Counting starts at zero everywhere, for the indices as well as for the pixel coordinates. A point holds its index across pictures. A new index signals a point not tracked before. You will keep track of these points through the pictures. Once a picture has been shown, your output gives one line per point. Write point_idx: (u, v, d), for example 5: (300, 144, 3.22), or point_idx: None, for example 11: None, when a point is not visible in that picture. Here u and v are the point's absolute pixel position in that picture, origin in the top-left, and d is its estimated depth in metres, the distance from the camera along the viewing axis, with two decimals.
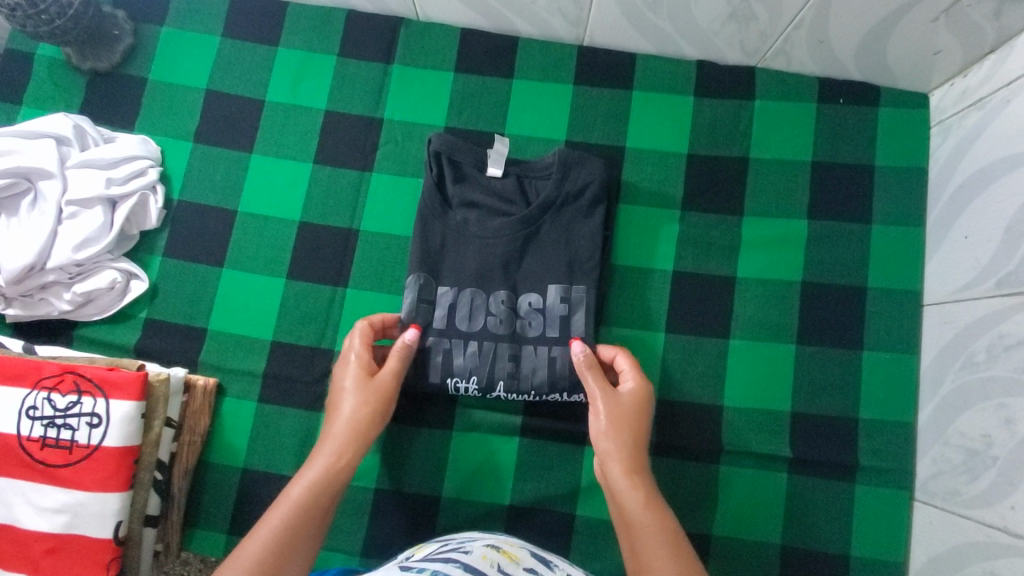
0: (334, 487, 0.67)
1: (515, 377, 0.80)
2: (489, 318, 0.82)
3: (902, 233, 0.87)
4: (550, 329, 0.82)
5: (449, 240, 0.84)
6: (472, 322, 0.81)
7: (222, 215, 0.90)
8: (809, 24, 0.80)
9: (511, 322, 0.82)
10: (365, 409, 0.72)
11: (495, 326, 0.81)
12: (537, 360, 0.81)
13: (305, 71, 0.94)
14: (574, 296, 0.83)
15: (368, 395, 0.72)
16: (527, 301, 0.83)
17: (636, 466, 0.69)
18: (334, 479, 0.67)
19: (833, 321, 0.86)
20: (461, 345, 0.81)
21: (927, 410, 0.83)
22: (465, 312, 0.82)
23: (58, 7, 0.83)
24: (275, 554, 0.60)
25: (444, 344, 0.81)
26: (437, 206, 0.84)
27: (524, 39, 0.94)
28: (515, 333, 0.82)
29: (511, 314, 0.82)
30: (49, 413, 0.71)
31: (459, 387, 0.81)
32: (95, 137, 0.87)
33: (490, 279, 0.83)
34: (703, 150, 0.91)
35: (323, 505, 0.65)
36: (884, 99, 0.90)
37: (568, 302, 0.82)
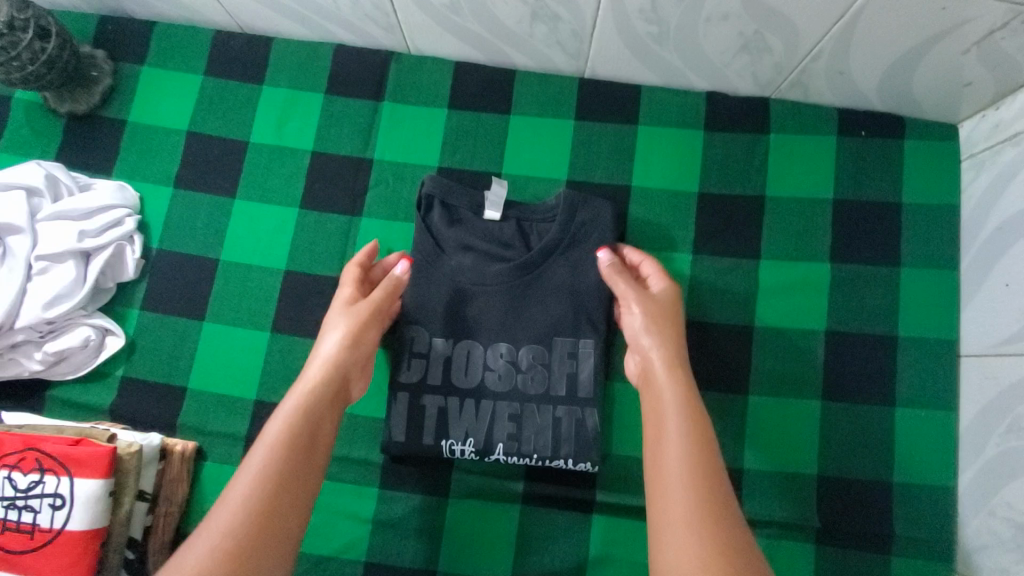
0: (313, 421, 0.62)
1: (515, 440, 0.74)
2: (488, 373, 0.75)
3: (934, 276, 0.81)
4: (553, 387, 0.75)
5: (443, 289, 0.77)
6: (469, 379, 0.75)
7: (204, 265, 0.85)
8: (828, 54, 0.74)
9: (512, 378, 0.75)
10: (359, 329, 0.69)
11: (493, 381, 0.75)
12: (539, 422, 0.74)
13: (291, 110, 0.89)
14: (580, 350, 0.75)
15: (357, 318, 0.69)
16: (528, 355, 0.75)
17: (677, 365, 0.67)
18: (310, 414, 0.62)
19: (860, 374, 0.79)
20: (458, 405, 0.75)
21: (967, 474, 0.75)
22: (461, 366, 0.75)
23: (30, 53, 0.79)
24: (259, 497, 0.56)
25: (441, 402, 0.75)
26: (429, 254, 0.78)
27: (521, 72, 0.88)
28: (516, 391, 0.75)
29: (511, 370, 0.75)
30: (10, 493, 0.66)
31: (455, 451, 0.74)
32: (69, 185, 0.82)
33: (488, 331, 0.76)
34: (714, 188, 0.85)
35: (303, 443, 0.60)
36: (909, 131, 0.84)
37: (574, 357, 0.75)
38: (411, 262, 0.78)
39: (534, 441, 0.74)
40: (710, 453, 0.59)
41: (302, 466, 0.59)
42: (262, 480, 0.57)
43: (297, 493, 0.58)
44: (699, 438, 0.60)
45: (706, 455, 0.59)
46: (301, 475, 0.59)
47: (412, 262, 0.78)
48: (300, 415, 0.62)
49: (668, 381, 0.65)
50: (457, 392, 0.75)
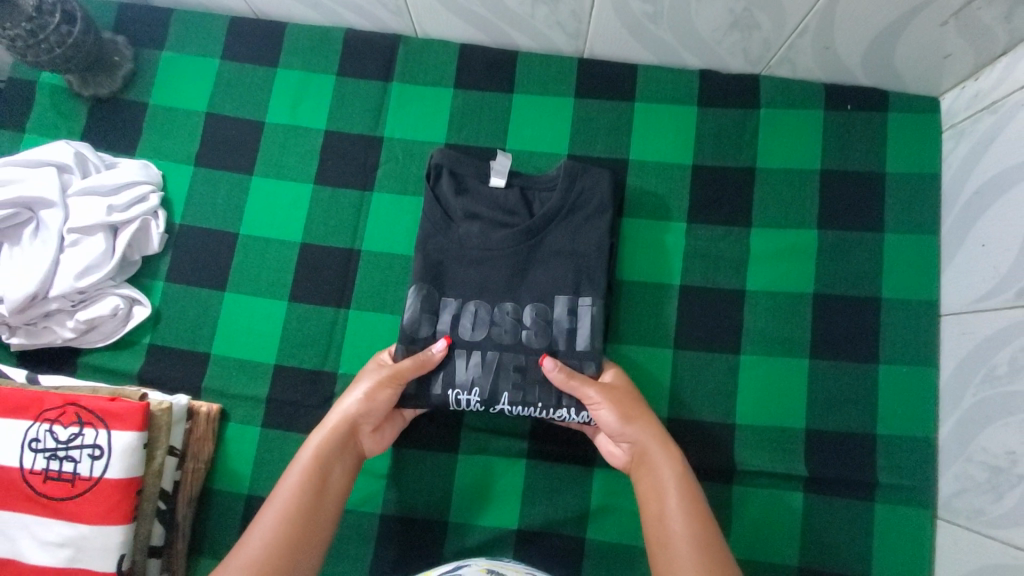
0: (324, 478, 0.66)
1: (519, 390, 0.78)
2: (494, 330, 0.80)
3: (916, 241, 0.85)
4: (555, 342, 0.79)
5: (451, 253, 0.82)
6: (475, 336, 0.79)
7: (224, 239, 0.90)
8: (814, 30, 0.78)
9: (516, 334, 0.80)
10: (375, 394, 0.72)
11: (498, 337, 0.79)
12: (542, 374, 0.78)
13: (305, 91, 0.93)
14: (580, 307, 0.80)
15: (379, 381, 0.73)
16: (532, 313, 0.80)
17: (665, 446, 0.70)
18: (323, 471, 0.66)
19: (846, 334, 0.84)
20: (465, 359, 0.79)
21: (947, 425, 0.80)
22: (468, 323, 0.80)
23: (57, 36, 0.84)
24: (272, 553, 0.59)
25: (448, 357, 0.79)
26: (438, 220, 0.82)
27: (523, 52, 0.93)
28: (520, 346, 0.79)
29: (516, 327, 0.80)
30: (52, 445, 0.71)
31: (461, 400, 0.78)
32: (96, 163, 0.87)
33: (494, 291, 0.81)
34: (708, 160, 0.89)
35: (315, 497, 0.65)
36: (893, 104, 0.88)
37: (575, 314, 0.80)
38: (421, 228, 0.83)
39: (538, 392, 0.78)
40: (706, 513, 0.64)
41: (312, 517, 0.64)
42: (276, 531, 0.61)
43: (310, 544, 0.62)
44: (700, 512, 0.64)
45: (709, 528, 0.62)
46: (311, 526, 0.63)
47: (422, 228, 0.83)
48: (314, 465, 0.66)
49: (663, 460, 0.69)
50: (464, 347, 0.79)
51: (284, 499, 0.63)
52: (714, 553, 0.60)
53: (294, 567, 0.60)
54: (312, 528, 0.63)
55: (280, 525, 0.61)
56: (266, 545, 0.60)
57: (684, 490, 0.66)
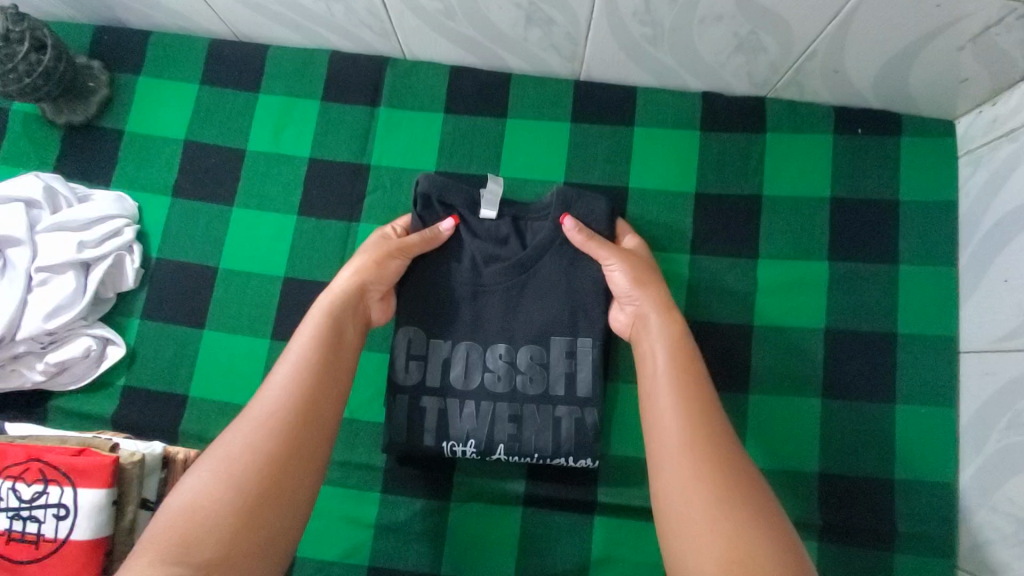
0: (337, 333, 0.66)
1: (516, 441, 0.74)
2: (487, 374, 0.76)
3: (932, 273, 0.81)
4: (553, 387, 0.75)
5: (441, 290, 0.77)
6: (469, 381, 0.76)
7: (203, 273, 0.85)
8: (822, 53, 0.74)
9: (510, 379, 0.75)
10: (379, 261, 0.72)
11: (492, 382, 0.75)
12: (539, 423, 0.75)
13: (288, 117, 0.89)
14: (578, 349, 0.75)
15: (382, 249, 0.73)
16: (527, 356, 0.76)
17: (667, 312, 0.69)
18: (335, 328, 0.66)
19: (860, 372, 0.79)
20: (458, 407, 0.75)
21: (969, 470, 0.75)
22: (460, 368, 0.76)
23: (26, 64, 0.79)
24: (294, 400, 0.60)
25: (440, 406, 0.75)
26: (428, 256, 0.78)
27: (517, 75, 0.89)
28: (515, 392, 0.75)
29: (509, 370, 0.76)
30: (14, 504, 0.66)
31: (457, 452, 0.75)
32: (68, 196, 0.82)
33: (486, 333, 0.77)
34: (711, 188, 0.85)
35: (332, 349, 0.65)
36: (905, 127, 0.84)
37: (573, 358, 0.75)
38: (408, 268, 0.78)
39: (535, 441, 0.74)
40: (697, 368, 0.65)
41: (333, 363, 0.64)
42: (296, 380, 0.61)
43: (331, 400, 0.63)
44: (693, 368, 0.65)
45: (699, 381, 0.64)
46: (332, 375, 0.64)
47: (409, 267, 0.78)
48: (327, 325, 0.66)
49: (661, 325, 0.68)
50: (457, 394, 0.75)
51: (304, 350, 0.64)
52: (698, 405, 0.61)
53: (317, 412, 0.61)
54: (334, 371, 0.64)
55: (302, 365, 0.63)
56: (289, 385, 0.61)
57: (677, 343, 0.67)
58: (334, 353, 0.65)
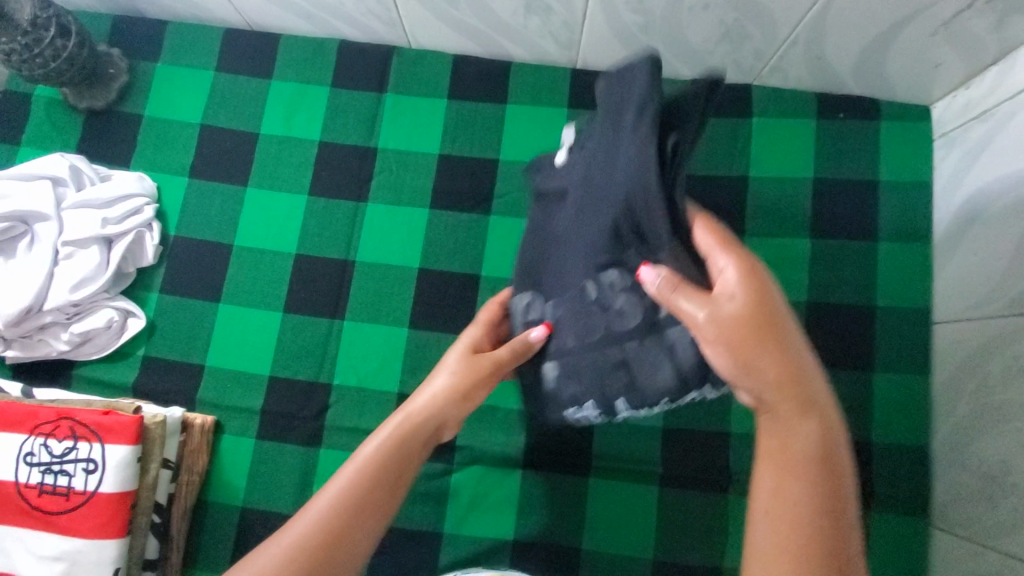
0: (398, 468, 0.61)
1: (634, 389, 0.62)
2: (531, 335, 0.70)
3: (908, 249, 0.85)
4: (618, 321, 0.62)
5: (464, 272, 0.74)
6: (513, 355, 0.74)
7: (219, 250, 0.90)
8: (804, 40, 0.78)
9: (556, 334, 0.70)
10: (461, 395, 0.67)
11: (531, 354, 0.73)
12: (648, 361, 0.60)
13: (299, 103, 0.94)
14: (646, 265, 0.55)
15: (467, 372, 0.67)
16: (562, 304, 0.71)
17: (785, 373, 0.53)
18: (397, 454, 0.62)
19: (840, 342, 0.84)
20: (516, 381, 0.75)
21: (941, 433, 0.80)
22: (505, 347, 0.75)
23: (52, 50, 0.84)
24: (334, 521, 0.57)
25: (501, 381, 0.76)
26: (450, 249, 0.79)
27: (517, 63, 0.93)
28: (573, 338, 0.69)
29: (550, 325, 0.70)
30: (46, 459, 0.71)
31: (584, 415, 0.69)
32: (91, 176, 0.87)
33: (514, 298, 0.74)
34: (700, 169, 0.90)
35: (385, 490, 0.60)
36: (884, 112, 0.88)
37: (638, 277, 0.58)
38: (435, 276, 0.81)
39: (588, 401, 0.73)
40: (829, 442, 0.53)
41: (392, 477, 0.61)
42: (338, 501, 0.58)
43: (360, 531, 0.58)
44: (823, 451, 0.53)
45: (826, 457, 0.53)
46: (373, 505, 0.59)
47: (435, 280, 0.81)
48: (394, 446, 0.62)
49: (779, 356, 0.54)
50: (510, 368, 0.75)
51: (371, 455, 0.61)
52: (807, 477, 0.52)
53: (350, 544, 0.57)
54: (390, 497, 0.61)
55: (366, 472, 0.60)
56: (358, 473, 0.60)
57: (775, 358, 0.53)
58: (390, 484, 0.61)
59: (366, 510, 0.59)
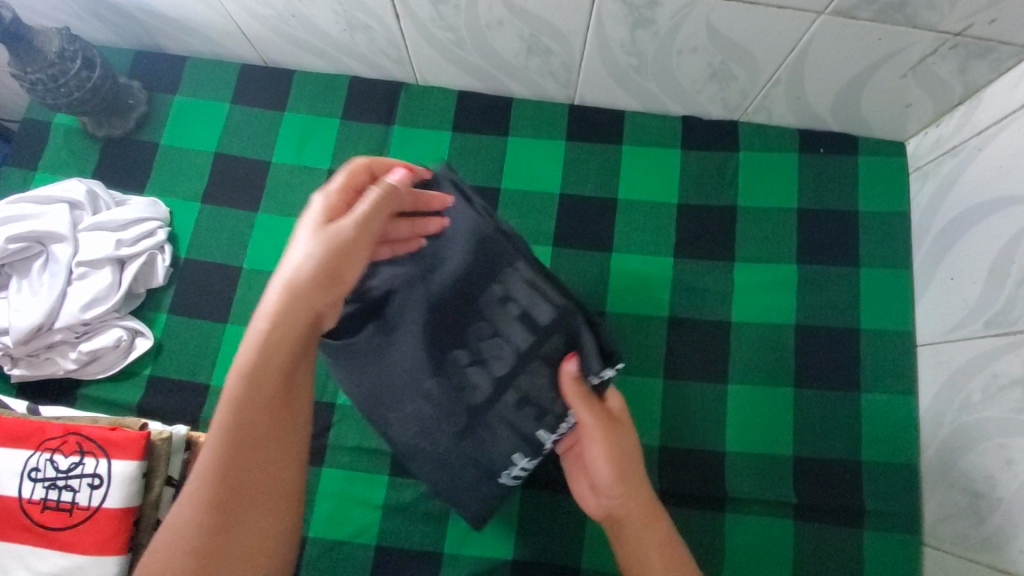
0: (282, 359, 0.53)
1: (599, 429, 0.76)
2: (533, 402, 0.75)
3: (889, 275, 0.90)
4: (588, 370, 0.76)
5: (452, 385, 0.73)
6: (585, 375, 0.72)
7: (228, 272, 0.93)
8: (786, 80, 0.85)
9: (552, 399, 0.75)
10: (341, 263, 0.56)
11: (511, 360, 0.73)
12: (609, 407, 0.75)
13: (311, 133, 0.98)
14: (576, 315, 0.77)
15: (334, 240, 0.56)
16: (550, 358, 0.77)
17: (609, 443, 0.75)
18: (284, 346, 0.54)
19: (829, 363, 0.88)
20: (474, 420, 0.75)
21: (929, 452, 0.83)
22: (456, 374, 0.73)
23: (77, 81, 0.88)
24: (229, 452, 0.51)
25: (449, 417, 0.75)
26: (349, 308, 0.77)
27: (517, 100, 0.99)
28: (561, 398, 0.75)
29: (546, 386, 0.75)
30: (51, 474, 0.72)
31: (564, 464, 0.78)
32: (107, 200, 0.90)
33: (505, 293, 0.71)
34: (691, 199, 0.95)
35: (275, 394, 0.53)
36: (862, 148, 0.95)
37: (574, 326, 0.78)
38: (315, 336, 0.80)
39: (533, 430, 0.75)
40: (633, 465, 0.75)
41: (285, 385, 0.54)
42: (227, 434, 0.51)
43: (264, 455, 0.53)
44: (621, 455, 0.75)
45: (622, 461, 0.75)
46: (272, 427, 0.53)
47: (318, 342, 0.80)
48: (276, 341, 0.53)
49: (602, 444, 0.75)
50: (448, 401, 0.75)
51: (229, 398, 0.52)
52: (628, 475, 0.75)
53: (251, 476, 0.52)
54: (283, 413, 0.54)
55: (252, 380, 0.52)
56: (247, 381, 0.52)
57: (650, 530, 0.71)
58: (281, 392, 0.54)
59: (270, 465, 0.53)
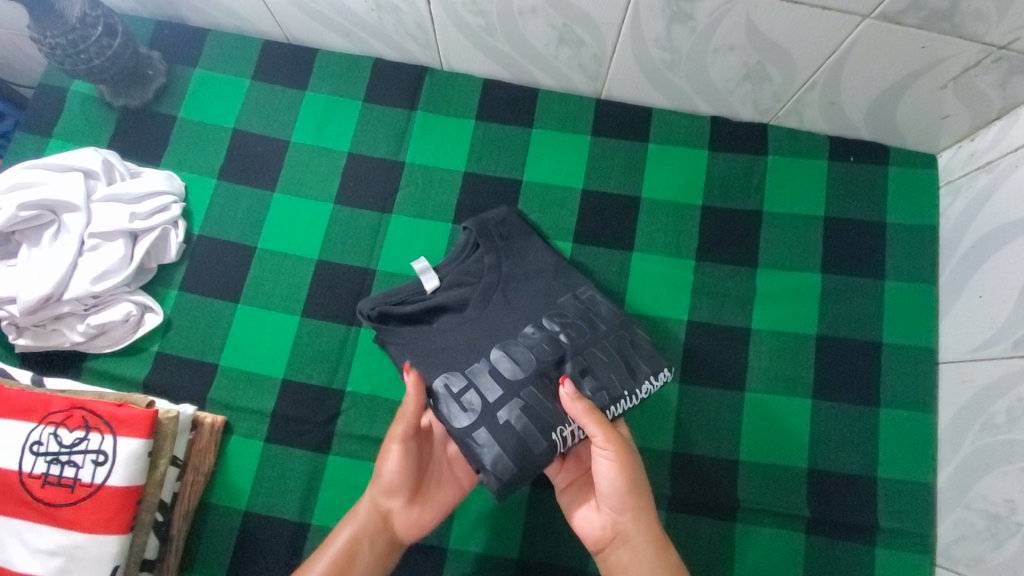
0: (380, 514, 0.72)
1: (600, 391, 0.72)
2: (532, 354, 0.73)
3: (914, 290, 0.88)
4: (593, 335, 0.75)
5: (450, 344, 0.76)
6: (639, 369, 0.74)
7: (242, 252, 0.91)
8: (821, 85, 0.83)
9: (552, 355, 0.73)
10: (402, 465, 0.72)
11: (575, 334, 0.75)
12: (609, 369, 0.74)
13: (331, 114, 0.96)
14: (583, 296, 0.79)
15: (407, 446, 0.73)
16: (553, 321, 0.76)
17: (621, 470, 0.67)
18: (374, 512, 0.72)
19: (849, 376, 0.86)
20: (515, 370, 0.72)
21: (946, 472, 0.82)
22: (510, 333, 0.75)
23: (97, 48, 0.86)
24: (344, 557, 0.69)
25: (489, 364, 0.73)
26: (408, 289, 0.82)
27: (543, 91, 0.97)
28: (562, 356, 0.74)
29: (548, 341, 0.74)
30: (54, 449, 0.71)
31: (568, 434, 0.71)
32: (122, 171, 0.88)
33: (576, 293, 0.79)
34: (717, 202, 0.93)
35: (375, 525, 0.72)
36: (892, 159, 0.93)
37: (582, 302, 0.78)
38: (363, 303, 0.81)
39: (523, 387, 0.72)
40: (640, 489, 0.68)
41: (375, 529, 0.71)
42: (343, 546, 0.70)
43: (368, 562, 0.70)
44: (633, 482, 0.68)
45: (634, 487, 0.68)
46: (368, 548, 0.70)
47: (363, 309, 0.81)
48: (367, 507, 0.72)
49: (609, 473, 0.68)
50: (494, 357, 0.74)
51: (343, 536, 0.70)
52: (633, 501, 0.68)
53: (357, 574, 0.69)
54: (378, 541, 0.71)
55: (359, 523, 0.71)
56: (351, 530, 0.71)
57: (658, 555, 0.66)
58: (372, 531, 0.71)
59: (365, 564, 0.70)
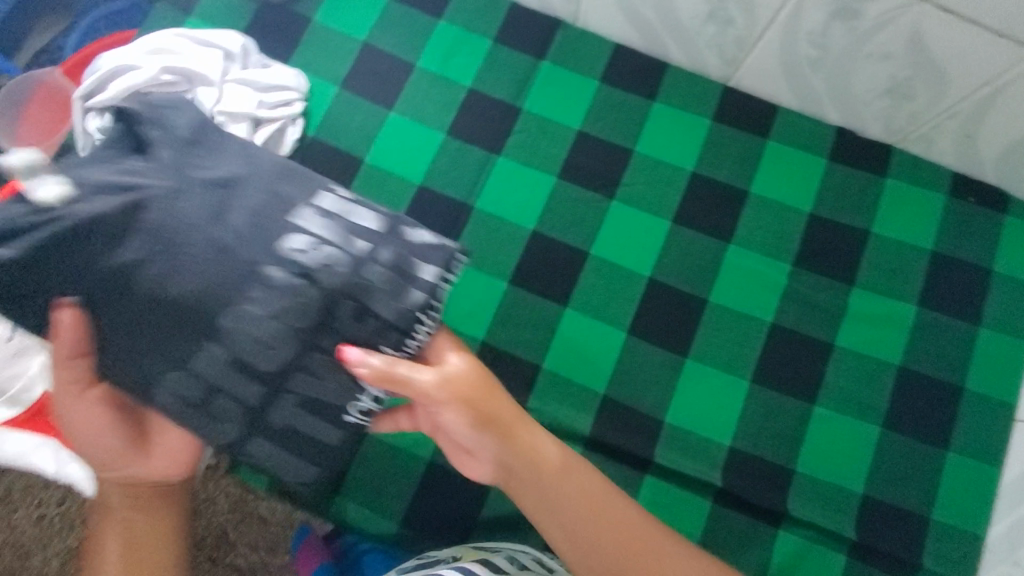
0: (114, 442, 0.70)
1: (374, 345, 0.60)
2: (249, 323, 0.56)
3: (1007, 343, 0.86)
4: (341, 268, 0.58)
5: (134, 322, 0.57)
6: (411, 286, 0.60)
7: (348, 161, 0.92)
8: (965, 115, 0.82)
9: (308, 305, 0.57)
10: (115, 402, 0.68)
11: (326, 270, 0.57)
12: (362, 312, 0.59)
13: (460, 47, 0.97)
14: (323, 202, 0.60)
15: (107, 395, 0.68)
16: (306, 249, 0.58)
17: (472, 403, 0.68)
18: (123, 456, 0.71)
19: (922, 414, 0.84)
20: (256, 356, 0.57)
21: (1000, 528, 0.80)
22: (225, 298, 0.56)
23: None
24: (152, 497, 0.76)
25: (217, 349, 0.57)
26: (5, 217, 0.54)
27: (673, 67, 0.96)
28: (317, 299, 0.57)
29: (296, 280, 0.57)
30: None
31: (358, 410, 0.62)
32: (256, 61, 0.91)
33: (289, 211, 0.59)
34: (825, 213, 0.91)
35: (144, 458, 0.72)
36: (1014, 208, 0.90)
37: (330, 217, 0.60)
38: None
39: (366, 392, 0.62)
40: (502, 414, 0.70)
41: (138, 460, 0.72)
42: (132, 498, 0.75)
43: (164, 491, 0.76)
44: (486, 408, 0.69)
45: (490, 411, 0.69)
46: (154, 491, 0.76)
47: None
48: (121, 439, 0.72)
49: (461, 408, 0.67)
50: (229, 342, 0.57)
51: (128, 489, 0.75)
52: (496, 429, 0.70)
53: (162, 510, 0.77)
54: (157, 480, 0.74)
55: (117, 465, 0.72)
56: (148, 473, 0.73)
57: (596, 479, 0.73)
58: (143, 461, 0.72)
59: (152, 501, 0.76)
